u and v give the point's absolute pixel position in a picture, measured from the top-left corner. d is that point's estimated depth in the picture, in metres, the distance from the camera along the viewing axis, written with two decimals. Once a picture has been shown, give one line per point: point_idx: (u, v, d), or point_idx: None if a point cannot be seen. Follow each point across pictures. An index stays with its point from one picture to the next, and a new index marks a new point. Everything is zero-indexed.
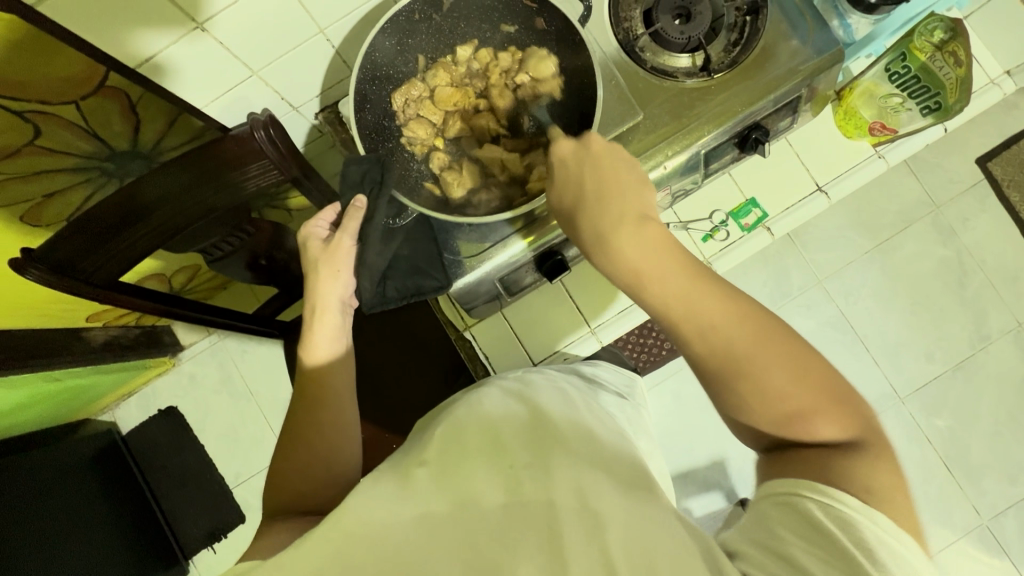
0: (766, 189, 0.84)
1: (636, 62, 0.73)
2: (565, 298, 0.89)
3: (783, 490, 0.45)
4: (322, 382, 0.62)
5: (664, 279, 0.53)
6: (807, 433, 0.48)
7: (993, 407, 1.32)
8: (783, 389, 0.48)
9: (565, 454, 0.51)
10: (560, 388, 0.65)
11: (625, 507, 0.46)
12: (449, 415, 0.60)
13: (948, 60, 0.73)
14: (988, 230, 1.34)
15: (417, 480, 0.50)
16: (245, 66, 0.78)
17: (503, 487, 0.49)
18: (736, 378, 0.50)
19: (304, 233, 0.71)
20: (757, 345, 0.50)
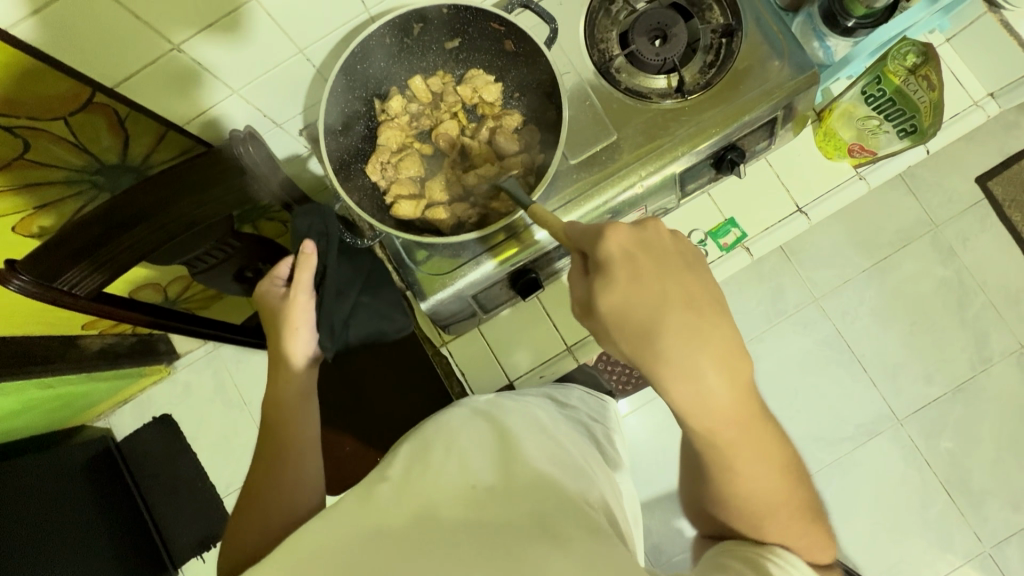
0: (745, 209, 0.84)
1: (612, 83, 0.74)
2: (544, 316, 0.88)
3: (739, 547, 0.52)
4: (284, 410, 0.69)
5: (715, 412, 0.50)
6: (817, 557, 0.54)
7: (996, 432, 1.29)
8: (804, 530, 0.54)
9: (531, 484, 0.50)
10: (530, 413, 0.64)
11: (583, 541, 0.45)
12: (417, 434, 0.59)
13: (921, 84, 0.71)
14: (989, 250, 1.31)
15: (378, 494, 0.49)
16: (225, 85, 0.79)
17: (467, 508, 0.48)
18: (773, 522, 0.53)
19: (261, 289, 0.78)
20: (787, 498, 0.53)
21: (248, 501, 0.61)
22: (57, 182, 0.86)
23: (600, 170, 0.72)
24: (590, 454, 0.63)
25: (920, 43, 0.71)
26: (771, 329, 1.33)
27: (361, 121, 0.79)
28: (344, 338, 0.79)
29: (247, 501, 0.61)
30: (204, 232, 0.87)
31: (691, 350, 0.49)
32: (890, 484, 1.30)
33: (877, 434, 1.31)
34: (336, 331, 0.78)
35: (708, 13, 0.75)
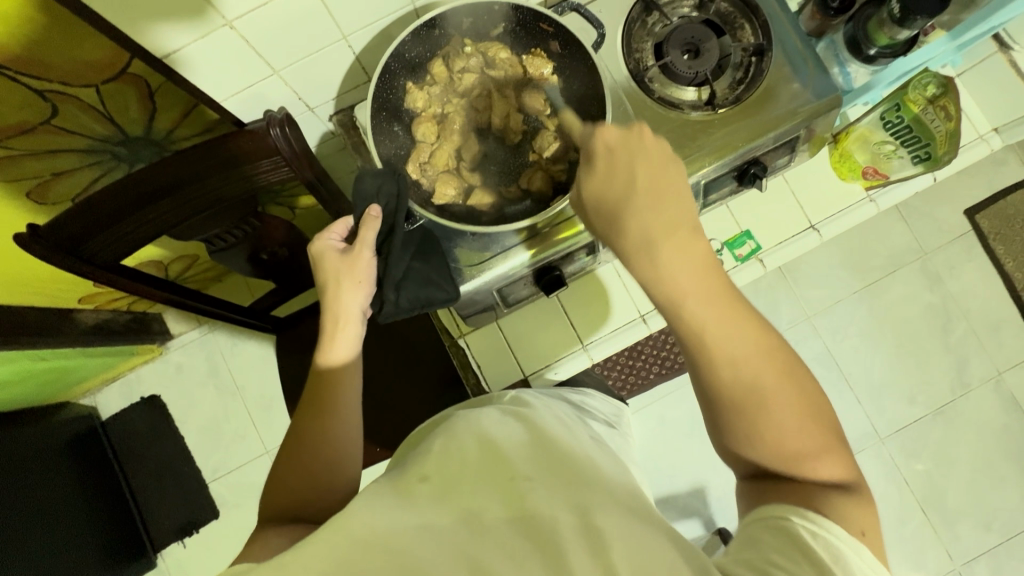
0: (760, 222, 0.87)
1: (645, 92, 0.76)
2: (561, 314, 0.91)
3: (773, 514, 0.48)
4: (337, 372, 0.64)
5: (706, 302, 0.53)
6: (809, 470, 0.49)
7: (971, 454, 1.34)
8: (797, 428, 0.50)
9: (567, 472, 0.53)
10: (556, 412, 0.66)
11: (625, 523, 0.48)
12: (446, 430, 0.61)
13: (939, 114, 0.77)
14: (974, 279, 1.37)
15: (418, 495, 0.52)
16: (267, 65, 0.79)
17: (509, 498, 0.51)
18: (757, 409, 0.50)
19: (318, 245, 0.70)
20: (780, 384, 0.51)
21: (278, 481, 0.60)
22: (79, 149, 0.85)
23: None
24: (611, 451, 0.66)
25: (941, 76, 0.77)
26: None
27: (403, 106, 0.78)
28: (392, 304, 0.72)
29: (276, 481, 0.60)
30: (227, 211, 0.87)
31: (654, 240, 0.56)
32: None
33: (861, 450, 1.36)
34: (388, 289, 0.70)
35: (740, 32, 0.77)
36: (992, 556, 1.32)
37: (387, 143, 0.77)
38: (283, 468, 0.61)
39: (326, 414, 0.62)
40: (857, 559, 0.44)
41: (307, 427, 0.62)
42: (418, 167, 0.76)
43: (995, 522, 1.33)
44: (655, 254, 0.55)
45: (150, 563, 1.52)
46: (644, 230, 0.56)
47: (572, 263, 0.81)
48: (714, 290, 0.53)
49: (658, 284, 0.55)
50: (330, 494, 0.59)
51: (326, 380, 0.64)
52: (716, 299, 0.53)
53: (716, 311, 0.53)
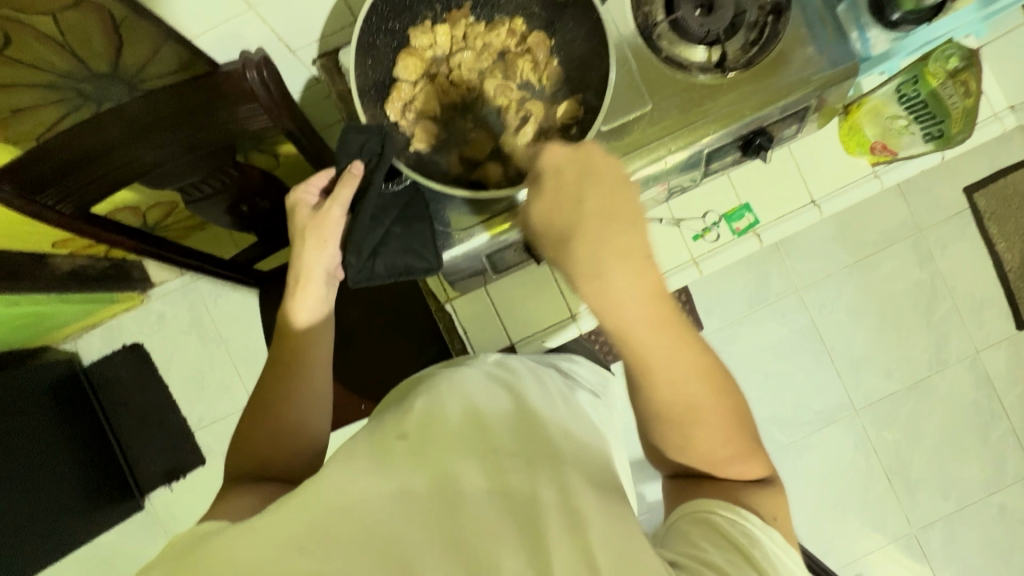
0: (762, 195, 0.84)
1: (652, 50, 0.70)
2: (551, 283, 0.89)
3: (696, 508, 0.51)
4: (303, 330, 0.63)
5: (645, 322, 0.52)
6: (693, 431, 0.54)
7: (939, 428, 1.39)
8: (722, 438, 0.54)
9: (547, 445, 0.54)
10: (541, 380, 0.68)
11: (601, 506, 0.49)
12: (430, 389, 0.62)
13: (957, 89, 0.74)
14: (964, 258, 1.37)
15: (396, 452, 0.52)
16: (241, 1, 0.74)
17: (494, 470, 0.51)
18: (683, 428, 0.54)
19: (293, 198, 0.66)
20: (713, 402, 0.54)
21: (243, 440, 0.59)
22: (37, 85, 0.77)
23: (629, 141, 0.70)
24: (590, 421, 0.67)
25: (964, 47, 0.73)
26: (753, 314, 1.38)
27: (389, 60, 0.71)
28: (366, 269, 0.67)
29: (242, 441, 0.59)
30: (201, 160, 0.82)
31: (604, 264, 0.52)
32: (840, 466, 1.40)
33: (835, 420, 1.40)
34: (363, 255, 0.66)
35: None
36: (947, 523, 1.39)
37: (375, 102, 0.71)
38: (250, 430, 0.59)
39: (294, 375, 0.61)
40: (768, 539, 0.47)
41: (273, 389, 0.61)
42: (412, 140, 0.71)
43: (953, 491, 1.39)
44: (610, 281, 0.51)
45: (137, 505, 1.54)
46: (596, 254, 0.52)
47: None
48: (662, 317, 0.52)
49: (609, 312, 0.52)
50: (294, 452, 0.59)
51: (296, 339, 0.62)
52: (658, 332, 0.52)
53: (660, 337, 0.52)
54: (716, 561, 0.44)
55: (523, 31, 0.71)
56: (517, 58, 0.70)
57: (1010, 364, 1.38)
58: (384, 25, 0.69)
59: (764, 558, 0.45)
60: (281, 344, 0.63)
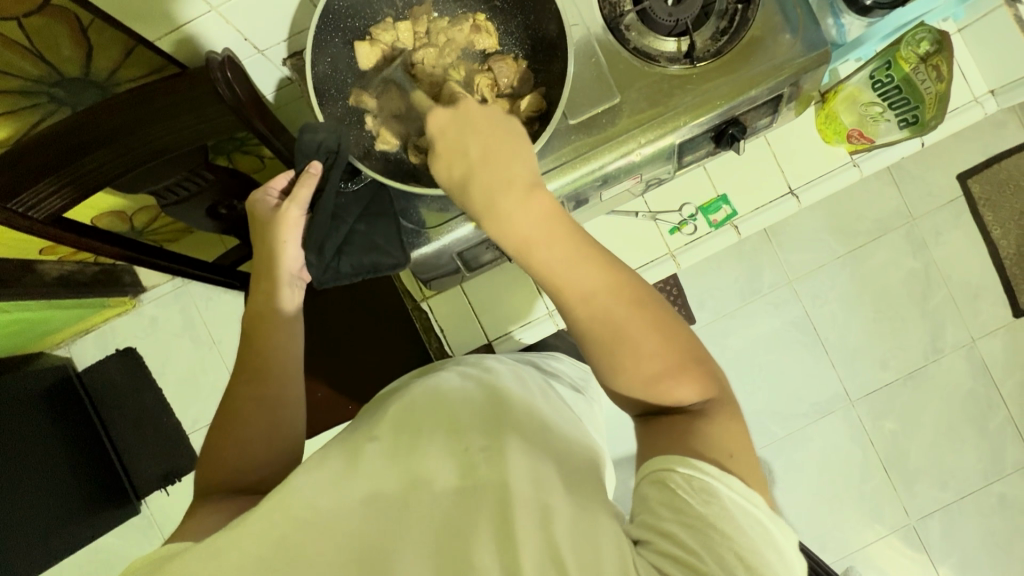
0: (738, 185, 0.82)
1: (620, 41, 0.69)
2: (527, 279, 0.89)
3: (656, 468, 0.47)
4: (267, 332, 0.62)
5: (550, 245, 0.53)
6: (612, 351, 0.52)
7: (936, 417, 1.37)
8: (647, 353, 0.51)
9: (519, 438, 0.53)
10: (518, 376, 0.67)
11: (575, 503, 0.48)
12: (402, 393, 0.61)
13: (929, 74, 0.70)
14: (958, 245, 1.35)
15: (367, 456, 0.51)
16: (206, 3, 0.74)
17: (465, 462, 0.50)
18: (605, 344, 0.52)
19: (253, 200, 0.66)
20: (631, 308, 0.51)
21: (212, 451, 0.58)
22: (11, 92, 0.76)
23: (599, 134, 0.69)
24: (572, 415, 0.67)
25: (937, 29, 0.69)
26: (745, 306, 1.37)
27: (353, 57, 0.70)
28: (331, 270, 0.68)
29: (212, 452, 0.58)
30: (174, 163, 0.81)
31: (496, 199, 0.55)
32: (836, 457, 1.39)
33: (831, 412, 1.39)
34: (326, 254, 0.66)
35: None
36: (946, 513, 1.38)
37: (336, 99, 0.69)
38: (220, 440, 0.59)
39: (260, 380, 0.60)
40: (733, 494, 0.44)
41: (240, 396, 0.60)
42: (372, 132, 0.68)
43: (952, 481, 1.37)
44: (503, 217, 0.54)
45: (134, 508, 1.55)
46: (492, 195, 0.55)
47: None
48: (557, 233, 0.53)
49: (506, 239, 0.55)
50: (265, 456, 0.59)
51: (260, 341, 0.62)
52: (566, 247, 0.53)
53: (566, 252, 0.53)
54: (679, 533, 0.43)
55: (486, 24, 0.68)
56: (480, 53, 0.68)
57: (1007, 352, 1.36)
58: (344, 26, 0.68)
59: (729, 518, 0.43)
60: (247, 348, 0.62)
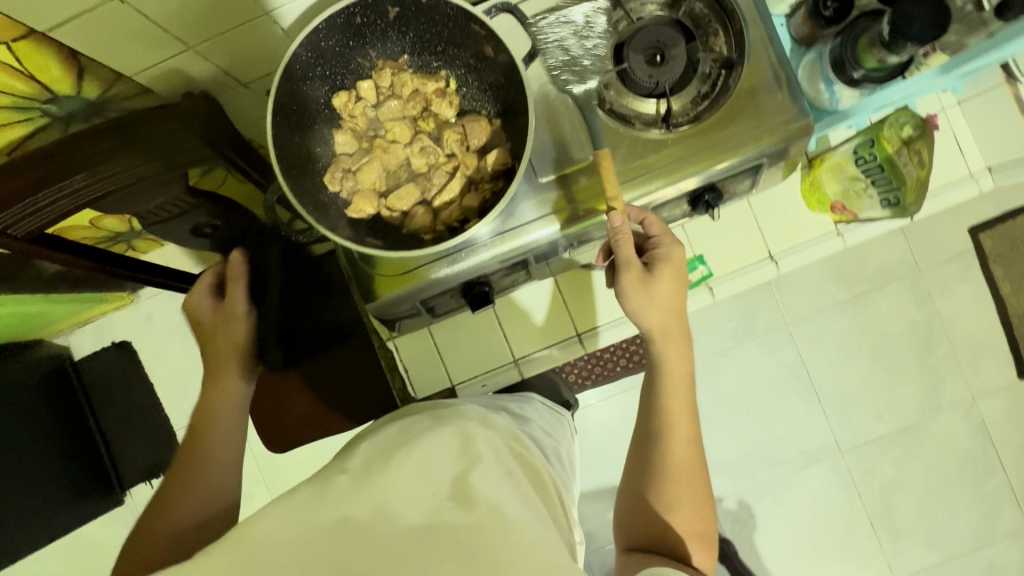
0: (717, 246, 0.80)
1: (597, 100, 0.67)
2: (497, 325, 0.83)
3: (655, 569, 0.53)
4: (205, 411, 0.76)
5: (677, 397, 0.66)
6: (677, 491, 0.62)
7: (927, 475, 1.33)
8: (693, 513, 0.62)
9: (490, 486, 0.52)
10: (479, 413, 0.66)
11: (537, 553, 0.46)
12: (375, 433, 0.60)
13: (912, 159, 0.71)
14: (965, 301, 1.31)
15: (337, 484, 0.50)
16: (177, 40, 0.65)
17: (437, 490, 0.50)
18: (675, 488, 0.62)
19: (189, 307, 0.85)
20: (694, 478, 0.63)
21: (158, 523, 0.63)
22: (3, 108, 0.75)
23: (565, 190, 0.65)
24: (534, 452, 0.65)
25: (918, 117, 0.71)
26: (737, 347, 1.35)
27: (323, 98, 0.64)
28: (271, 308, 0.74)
29: (148, 528, 0.63)
30: (151, 188, 0.81)
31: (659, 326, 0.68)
32: (821, 507, 1.35)
33: (819, 461, 1.35)
34: None
35: (712, 38, 0.69)
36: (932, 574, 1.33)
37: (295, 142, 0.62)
38: (159, 515, 0.64)
39: (195, 448, 0.71)
40: None
41: (186, 461, 0.70)
42: (339, 175, 0.63)
43: (940, 542, 1.33)
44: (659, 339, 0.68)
45: (118, 499, 1.59)
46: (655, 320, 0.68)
47: (504, 279, 0.74)
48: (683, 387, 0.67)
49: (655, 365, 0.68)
50: (215, 499, 0.66)
51: (201, 418, 0.76)
52: (684, 407, 0.66)
53: (683, 410, 0.66)
54: None
55: (447, 84, 0.64)
56: (443, 110, 0.64)
57: (1009, 414, 1.31)
58: (312, 73, 0.62)
59: None
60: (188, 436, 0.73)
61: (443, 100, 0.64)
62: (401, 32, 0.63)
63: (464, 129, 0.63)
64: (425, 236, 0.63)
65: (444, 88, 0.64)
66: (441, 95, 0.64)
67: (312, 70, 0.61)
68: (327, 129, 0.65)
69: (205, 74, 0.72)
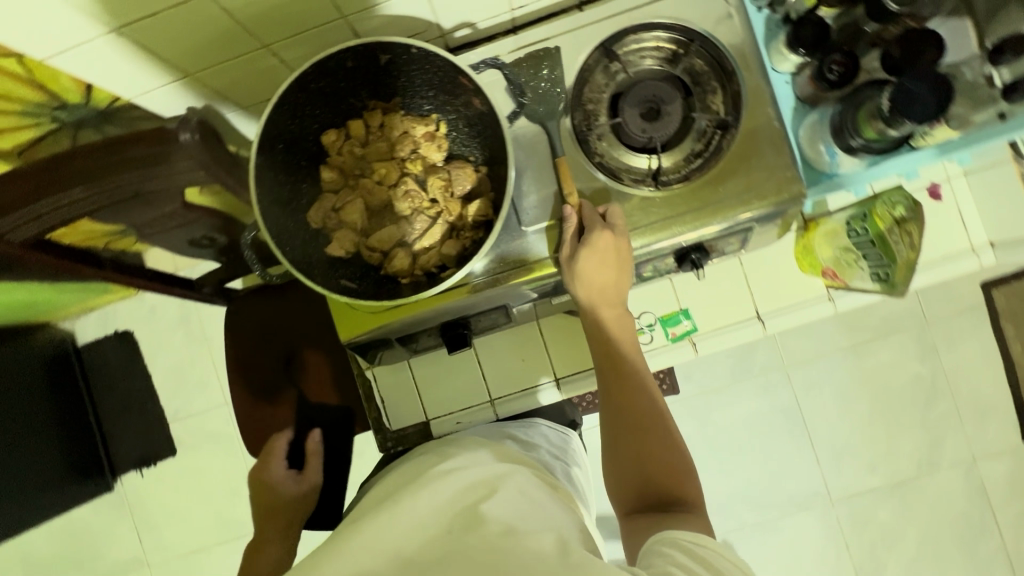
0: (704, 301, 0.79)
1: (586, 152, 0.67)
2: (475, 365, 0.82)
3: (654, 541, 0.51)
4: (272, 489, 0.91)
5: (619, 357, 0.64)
6: (642, 445, 0.60)
7: (920, 532, 1.30)
8: (668, 453, 0.60)
9: (495, 496, 0.52)
10: (478, 442, 0.67)
11: (552, 549, 0.46)
12: (381, 486, 0.62)
13: (904, 239, 0.63)
14: (972, 357, 1.27)
15: (349, 537, 0.50)
16: (176, 68, 0.66)
17: (446, 522, 0.50)
18: (636, 442, 0.60)
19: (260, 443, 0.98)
20: (656, 418, 0.61)
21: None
22: None
23: (548, 242, 0.65)
24: (540, 471, 0.66)
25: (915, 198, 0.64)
26: (731, 386, 1.33)
27: (312, 135, 0.65)
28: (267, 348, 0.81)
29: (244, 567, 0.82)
30: (149, 200, 0.85)
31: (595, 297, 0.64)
32: (807, 557, 1.32)
33: (808, 509, 1.32)
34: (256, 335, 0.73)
35: (711, 96, 0.67)
36: None
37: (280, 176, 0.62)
38: None
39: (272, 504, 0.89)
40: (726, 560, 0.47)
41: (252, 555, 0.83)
42: (323, 213, 0.64)
43: None
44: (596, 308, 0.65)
45: (108, 485, 1.62)
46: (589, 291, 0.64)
47: (486, 320, 0.74)
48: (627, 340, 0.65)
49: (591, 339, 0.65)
50: None
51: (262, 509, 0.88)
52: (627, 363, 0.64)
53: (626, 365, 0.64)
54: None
55: (434, 128, 0.64)
56: (427, 154, 0.64)
57: (1011, 477, 1.27)
58: (301, 112, 0.62)
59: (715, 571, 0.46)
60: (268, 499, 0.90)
61: (430, 144, 0.64)
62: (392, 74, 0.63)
63: (448, 175, 0.63)
64: (402, 278, 0.63)
65: (432, 132, 0.64)
66: (428, 139, 0.64)
67: (301, 108, 0.62)
68: (315, 164, 0.66)
69: (204, 100, 0.72)
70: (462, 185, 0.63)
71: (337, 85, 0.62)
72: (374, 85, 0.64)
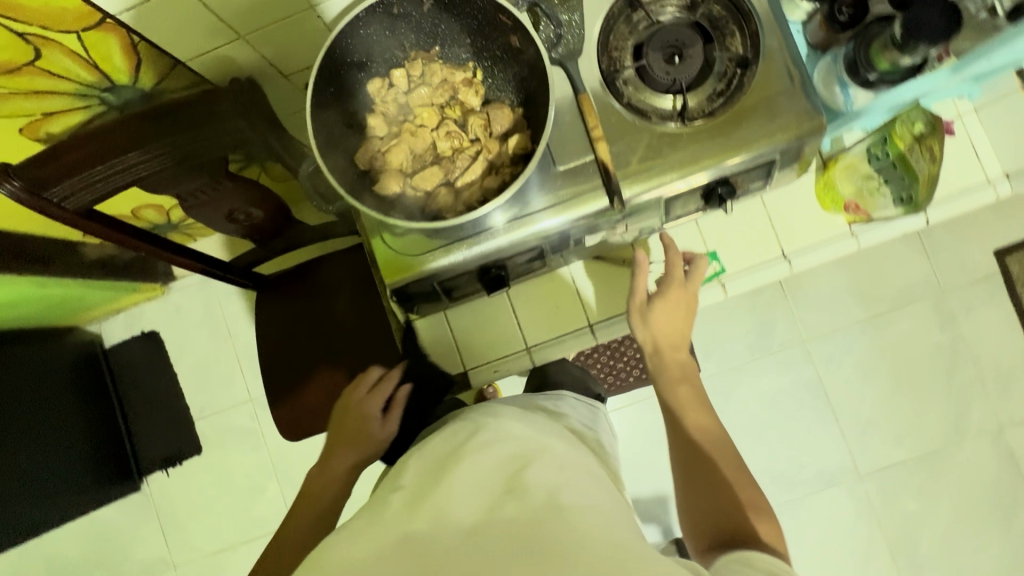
0: (730, 243, 0.83)
1: (615, 95, 0.71)
2: (512, 314, 0.90)
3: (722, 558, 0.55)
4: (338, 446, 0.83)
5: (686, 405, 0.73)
6: (710, 477, 0.66)
7: (952, 504, 1.28)
8: (739, 494, 0.64)
9: (538, 469, 0.54)
10: (516, 413, 0.69)
11: (591, 520, 0.49)
12: (423, 446, 0.64)
13: (924, 154, 0.76)
14: (990, 325, 1.28)
15: (394, 506, 0.54)
16: (231, 29, 0.75)
17: (491, 491, 0.52)
18: (710, 474, 0.66)
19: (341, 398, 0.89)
20: (728, 468, 0.67)
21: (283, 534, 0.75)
22: (64, 94, 0.78)
23: (586, 181, 0.68)
24: (574, 442, 0.67)
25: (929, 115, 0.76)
26: (753, 361, 1.34)
27: (359, 85, 0.70)
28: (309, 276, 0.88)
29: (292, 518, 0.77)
30: (193, 171, 0.89)
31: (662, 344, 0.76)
32: (838, 533, 1.31)
33: (836, 484, 1.31)
34: None
35: (729, 39, 0.71)
36: None
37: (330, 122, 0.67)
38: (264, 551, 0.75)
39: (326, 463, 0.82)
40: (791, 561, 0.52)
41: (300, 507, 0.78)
42: (370, 154, 0.69)
43: None
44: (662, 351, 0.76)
45: (134, 486, 1.62)
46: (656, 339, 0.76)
47: (520, 265, 0.78)
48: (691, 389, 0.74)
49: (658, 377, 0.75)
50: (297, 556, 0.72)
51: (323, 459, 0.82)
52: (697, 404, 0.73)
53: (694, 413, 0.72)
54: None
55: (471, 75, 0.70)
56: (466, 98, 0.69)
57: None
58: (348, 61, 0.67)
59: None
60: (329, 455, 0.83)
61: (469, 89, 0.69)
62: (434, 24, 0.69)
63: (487, 114, 0.68)
64: (446, 214, 0.67)
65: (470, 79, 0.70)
66: (467, 84, 0.69)
67: (351, 58, 0.67)
68: (361, 114, 0.71)
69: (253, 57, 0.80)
70: (500, 121, 0.68)
71: (382, 34, 0.68)
72: (416, 37, 0.70)
